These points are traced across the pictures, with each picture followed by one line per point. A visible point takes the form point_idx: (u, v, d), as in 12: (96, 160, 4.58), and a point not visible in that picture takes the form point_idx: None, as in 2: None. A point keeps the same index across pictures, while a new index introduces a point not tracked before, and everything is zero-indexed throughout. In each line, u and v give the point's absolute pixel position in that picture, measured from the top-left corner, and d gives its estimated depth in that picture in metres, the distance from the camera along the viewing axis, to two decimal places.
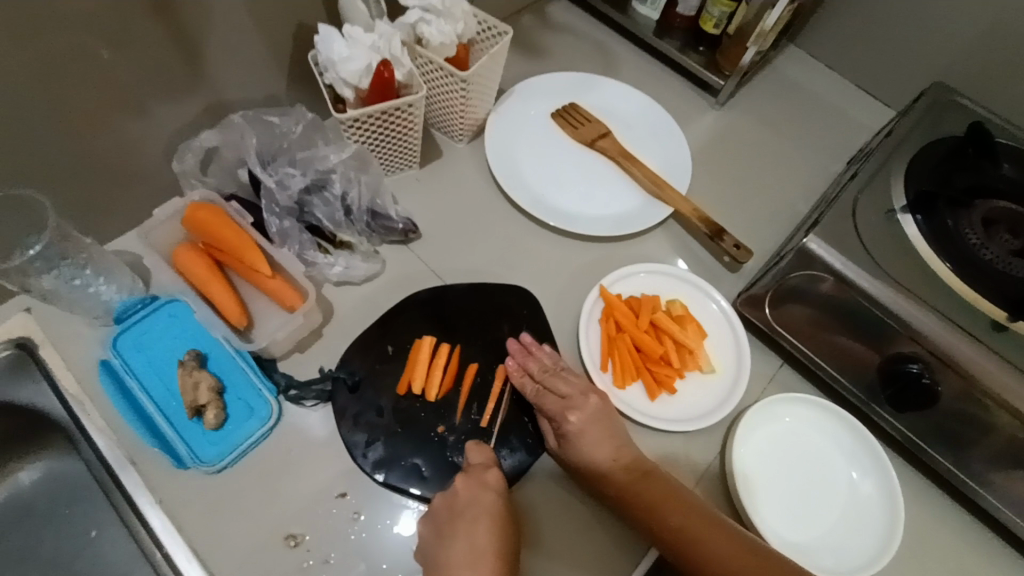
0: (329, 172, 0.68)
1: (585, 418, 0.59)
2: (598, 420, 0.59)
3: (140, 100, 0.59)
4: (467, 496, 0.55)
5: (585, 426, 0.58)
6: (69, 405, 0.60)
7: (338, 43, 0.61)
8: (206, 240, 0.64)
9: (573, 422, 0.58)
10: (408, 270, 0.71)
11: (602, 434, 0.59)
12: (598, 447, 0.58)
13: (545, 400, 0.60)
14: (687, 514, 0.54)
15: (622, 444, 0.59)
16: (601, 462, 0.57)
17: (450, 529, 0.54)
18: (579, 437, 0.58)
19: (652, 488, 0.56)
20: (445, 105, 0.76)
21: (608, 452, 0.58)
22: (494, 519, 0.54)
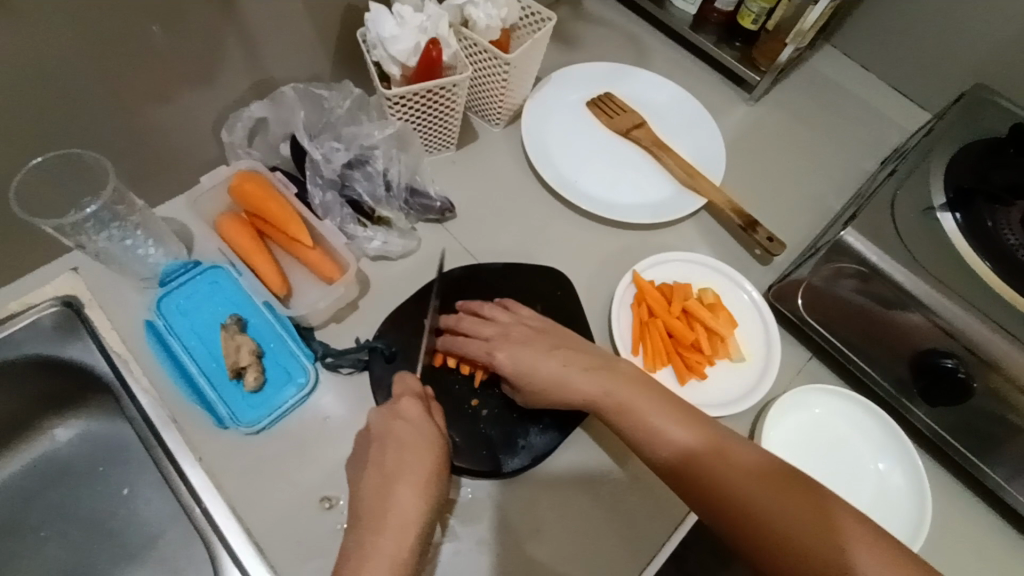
0: (372, 148, 0.69)
1: (512, 348, 0.60)
2: (533, 353, 0.60)
3: (195, 70, 0.61)
4: (378, 428, 0.54)
5: (516, 356, 0.59)
6: (115, 363, 0.61)
7: (388, 21, 0.63)
8: (250, 208, 0.65)
9: (499, 356, 0.59)
10: (443, 249, 0.72)
11: (548, 354, 0.60)
12: (559, 368, 0.59)
13: (470, 346, 0.61)
14: (754, 481, 0.51)
15: (580, 362, 0.59)
16: (558, 380, 0.58)
17: (372, 460, 0.53)
18: (518, 370, 0.59)
19: (716, 454, 0.53)
20: (486, 88, 0.77)
21: (578, 369, 0.59)
22: (417, 447, 0.53)
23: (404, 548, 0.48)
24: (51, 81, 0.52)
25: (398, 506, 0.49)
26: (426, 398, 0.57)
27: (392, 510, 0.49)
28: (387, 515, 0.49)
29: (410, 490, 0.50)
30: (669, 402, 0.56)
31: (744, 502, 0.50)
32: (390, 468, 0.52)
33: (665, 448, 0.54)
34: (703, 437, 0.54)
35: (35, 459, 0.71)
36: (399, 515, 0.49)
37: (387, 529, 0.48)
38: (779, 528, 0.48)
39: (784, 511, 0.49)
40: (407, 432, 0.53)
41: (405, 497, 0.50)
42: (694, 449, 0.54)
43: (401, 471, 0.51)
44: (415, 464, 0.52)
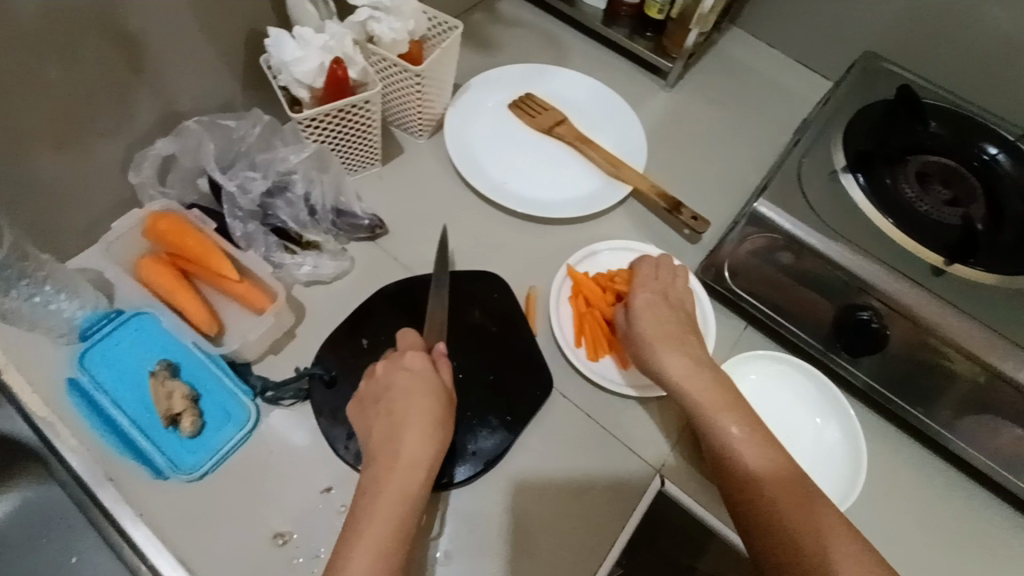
0: (289, 173, 0.68)
1: (653, 298, 0.66)
2: (660, 308, 0.66)
3: (93, 113, 0.58)
4: (385, 378, 0.57)
5: (649, 302, 0.66)
6: (38, 426, 0.58)
7: (289, 44, 0.62)
8: (169, 249, 0.64)
9: (643, 294, 0.67)
10: (378, 266, 0.72)
11: (660, 315, 0.65)
12: (658, 336, 0.64)
13: (643, 280, 0.68)
14: (781, 483, 0.54)
15: (680, 329, 0.65)
16: (655, 334, 0.64)
17: (379, 409, 0.56)
18: (641, 313, 0.65)
19: (764, 454, 0.56)
20: (402, 101, 0.77)
21: (671, 344, 0.63)
22: (419, 394, 0.55)
23: (412, 485, 0.51)
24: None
25: (405, 451, 0.52)
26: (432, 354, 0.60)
27: (402, 453, 0.52)
28: (395, 462, 0.52)
29: (417, 434, 0.53)
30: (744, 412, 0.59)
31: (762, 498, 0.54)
32: (399, 413, 0.54)
33: (716, 440, 0.58)
34: (750, 434, 0.58)
35: None
36: (409, 455, 0.52)
37: (398, 469, 0.52)
38: (785, 522, 0.52)
39: (793, 512, 0.52)
40: (411, 381, 0.56)
41: (411, 441, 0.53)
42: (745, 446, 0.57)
43: (410, 416, 0.54)
44: (421, 412, 0.54)
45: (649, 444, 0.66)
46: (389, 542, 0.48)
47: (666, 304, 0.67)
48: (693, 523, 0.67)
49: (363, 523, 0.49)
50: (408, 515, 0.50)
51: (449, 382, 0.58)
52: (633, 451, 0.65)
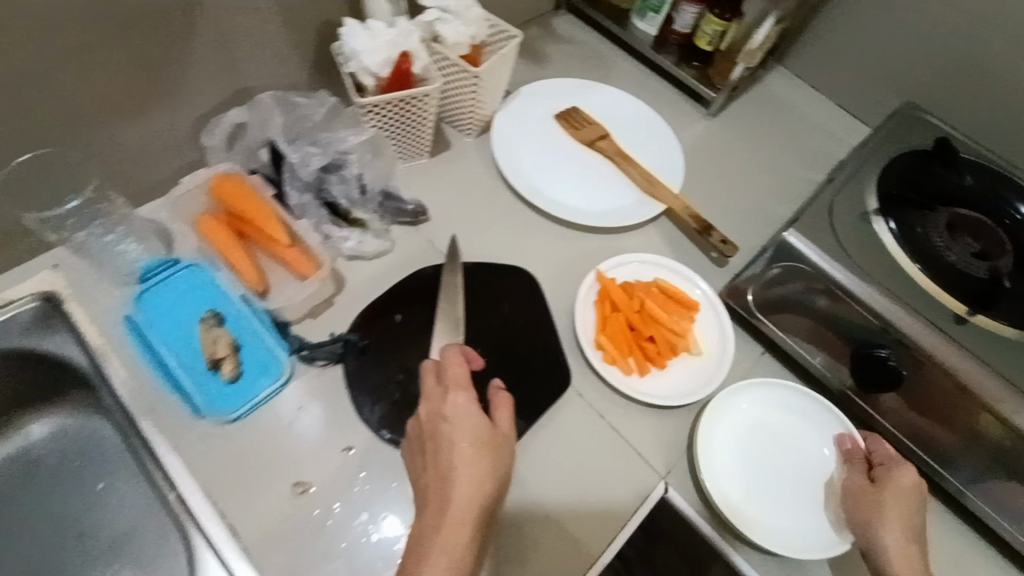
0: (347, 153, 0.73)
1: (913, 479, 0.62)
2: (916, 492, 0.61)
3: (177, 75, 0.63)
4: (428, 422, 0.55)
5: (912, 484, 0.61)
6: (94, 355, 0.63)
7: (361, 35, 0.67)
8: (229, 209, 0.68)
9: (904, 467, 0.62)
10: (416, 250, 0.75)
11: (908, 498, 0.61)
12: (906, 514, 0.60)
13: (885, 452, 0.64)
14: None
15: (911, 513, 0.60)
16: (893, 508, 0.60)
17: (429, 457, 0.54)
18: (895, 485, 0.61)
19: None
20: (458, 99, 0.81)
21: (901, 527, 0.59)
22: (471, 442, 0.53)
23: (461, 541, 0.50)
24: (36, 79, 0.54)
25: (456, 503, 0.51)
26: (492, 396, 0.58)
27: (459, 503, 0.51)
28: (449, 515, 0.51)
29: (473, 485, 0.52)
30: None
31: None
32: (457, 465, 0.52)
33: None
34: None
35: (10, 456, 0.70)
36: (461, 509, 0.51)
37: (449, 524, 0.50)
38: None
39: None
40: (462, 429, 0.54)
41: (461, 493, 0.51)
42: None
43: (458, 467, 0.52)
44: (479, 463, 0.53)
45: (657, 452, 0.67)
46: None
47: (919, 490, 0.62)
48: (696, 540, 0.67)
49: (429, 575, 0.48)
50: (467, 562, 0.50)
51: (503, 427, 0.57)
52: (641, 456, 0.67)
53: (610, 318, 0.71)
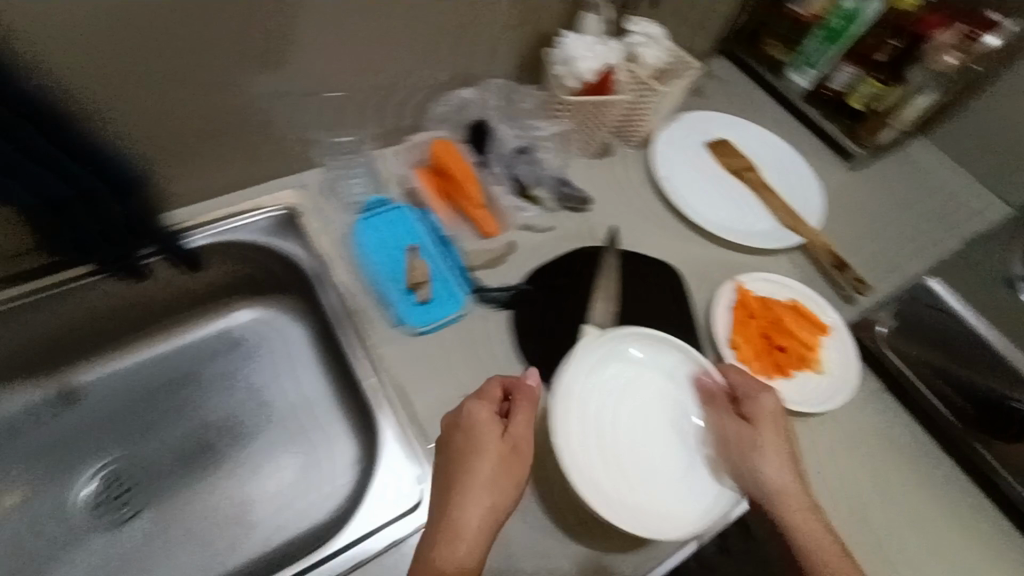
0: (539, 140, 0.85)
1: (773, 404, 0.64)
2: (775, 421, 0.64)
3: (433, 53, 0.78)
4: (446, 437, 0.58)
5: (769, 412, 0.64)
6: (320, 261, 0.78)
7: (580, 46, 0.79)
8: (440, 166, 0.82)
9: (765, 398, 0.65)
10: (576, 231, 0.86)
11: (782, 430, 0.63)
12: (774, 443, 0.62)
13: (745, 382, 0.66)
14: None
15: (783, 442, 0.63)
16: (769, 438, 0.62)
17: (445, 474, 0.57)
18: (759, 414, 0.64)
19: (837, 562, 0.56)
20: (631, 114, 0.90)
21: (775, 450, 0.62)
22: (483, 456, 0.55)
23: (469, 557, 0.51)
24: (341, 41, 0.70)
25: (465, 520, 0.53)
26: (511, 387, 0.60)
27: (468, 515, 0.53)
28: (456, 531, 0.52)
29: (479, 500, 0.54)
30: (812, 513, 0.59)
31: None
32: (470, 476, 0.55)
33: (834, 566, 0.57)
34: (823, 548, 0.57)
35: (218, 332, 0.88)
36: (467, 526, 0.52)
37: (454, 544, 0.52)
38: None
39: None
40: (475, 442, 0.56)
41: (467, 509, 0.53)
42: (805, 539, 0.58)
43: (466, 487, 0.54)
44: (495, 471, 0.55)
45: None
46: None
47: (775, 413, 0.64)
48: None
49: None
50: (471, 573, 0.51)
51: (524, 425, 0.58)
52: None
53: (746, 324, 0.78)
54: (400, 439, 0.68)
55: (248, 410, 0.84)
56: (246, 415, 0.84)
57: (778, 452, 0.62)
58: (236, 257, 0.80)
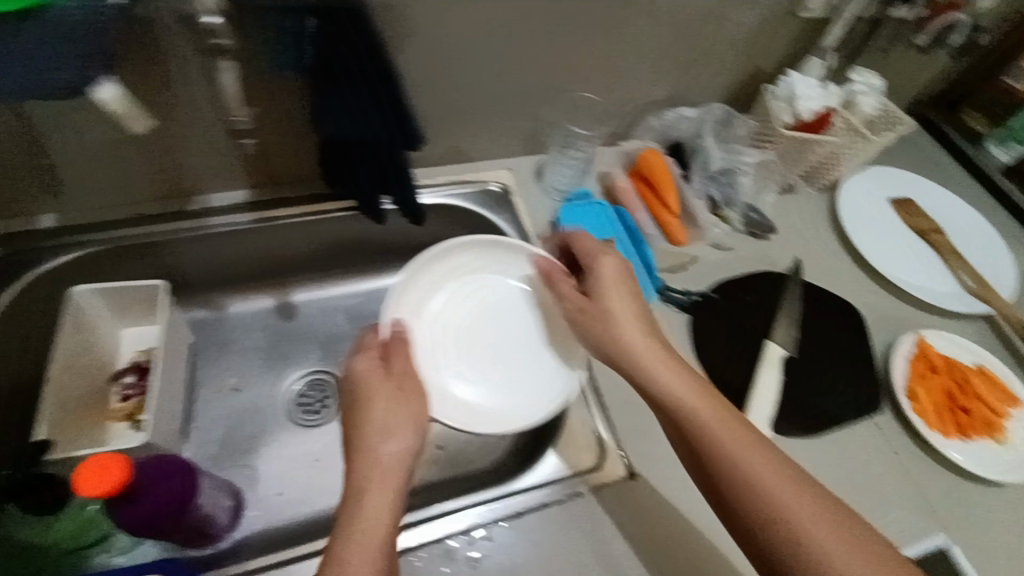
0: (743, 164, 0.88)
1: (614, 266, 0.65)
2: (624, 284, 0.64)
3: (666, 70, 0.85)
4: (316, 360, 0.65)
5: (614, 277, 0.64)
6: (525, 236, 0.87)
7: (802, 85, 0.83)
8: (647, 174, 0.87)
9: (597, 258, 0.66)
10: (756, 256, 0.90)
11: (623, 289, 0.63)
12: (627, 307, 0.62)
13: (581, 245, 0.69)
14: (800, 500, 0.47)
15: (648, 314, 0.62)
16: (629, 310, 0.62)
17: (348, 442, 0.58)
18: (603, 276, 0.64)
19: (796, 497, 0.47)
20: (830, 160, 0.92)
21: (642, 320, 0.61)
22: (409, 430, 0.58)
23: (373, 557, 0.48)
24: (598, 47, 0.78)
25: (365, 511, 0.51)
26: (392, 346, 0.68)
27: (374, 485, 0.53)
28: (364, 506, 0.51)
29: (395, 446, 0.57)
30: (772, 445, 0.50)
31: (750, 525, 0.48)
32: (362, 426, 0.58)
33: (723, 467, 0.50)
34: (767, 468, 0.48)
35: None
36: (369, 514, 0.51)
37: (358, 532, 0.49)
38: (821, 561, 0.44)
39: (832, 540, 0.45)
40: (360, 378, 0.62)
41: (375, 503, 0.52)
42: (742, 467, 0.49)
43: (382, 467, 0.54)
44: (384, 417, 0.58)
45: (943, 505, 0.72)
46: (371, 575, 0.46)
47: (625, 277, 0.65)
48: None
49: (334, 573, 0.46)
50: (379, 557, 0.48)
51: (404, 371, 0.65)
52: (927, 502, 0.72)
53: (925, 377, 0.78)
54: (585, 404, 0.75)
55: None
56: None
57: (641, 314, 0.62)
58: (452, 219, 0.90)
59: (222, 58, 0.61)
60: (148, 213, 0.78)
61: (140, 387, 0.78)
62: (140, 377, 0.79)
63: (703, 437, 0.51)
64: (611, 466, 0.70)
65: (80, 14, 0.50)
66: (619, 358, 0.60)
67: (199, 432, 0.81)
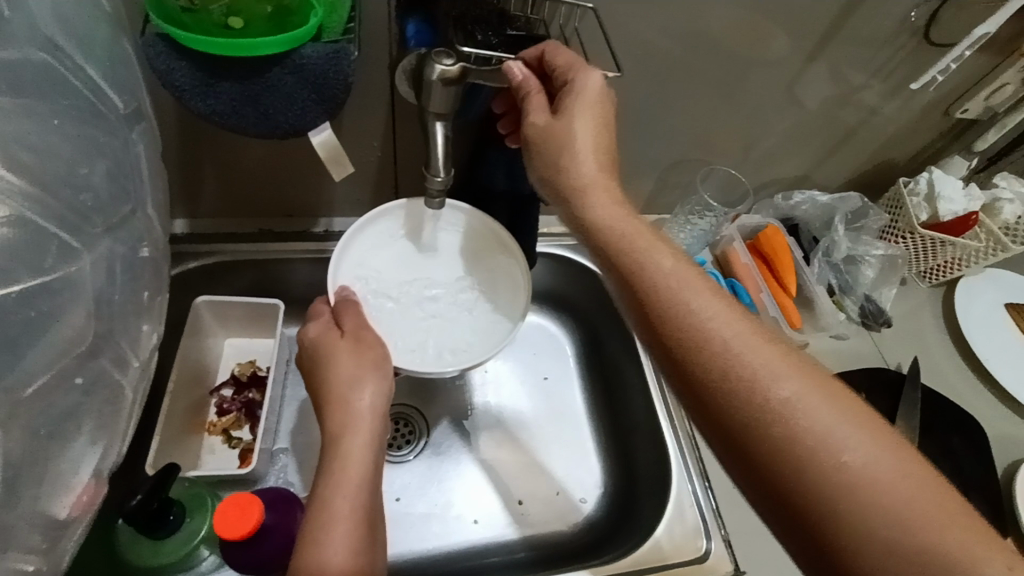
0: (869, 256, 0.87)
1: (590, 91, 0.53)
2: (596, 111, 0.53)
3: (799, 151, 0.84)
4: (312, 343, 0.59)
5: (582, 97, 0.53)
6: None
7: (949, 186, 0.82)
8: (765, 252, 0.85)
9: (572, 79, 0.53)
10: (869, 350, 0.87)
11: (591, 114, 0.53)
12: (583, 130, 0.52)
13: (557, 57, 0.54)
14: (828, 418, 0.39)
15: (603, 138, 0.53)
16: (584, 151, 0.52)
17: (331, 450, 0.54)
18: (571, 100, 0.53)
19: (902, 471, 0.37)
20: (955, 261, 0.89)
21: (591, 146, 0.53)
22: (326, 369, 0.58)
23: (342, 562, 0.47)
24: (740, 121, 0.78)
25: (332, 527, 0.49)
26: (340, 306, 0.61)
27: (347, 437, 0.54)
28: (345, 459, 0.53)
29: (369, 397, 0.56)
30: (850, 394, 0.41)
31: (834, 512, 0.37)
32: (330, 380, 0.57)
33: (723, 365, 0.42)
34: (794, 384, 0.40)
35: None
36: (338, 514, 0.50)
37: (324, 531, 0.48)
38: (866, 506, 0.36)
39: (927, 518, 0.35)
40: (315, 336, 0.60)
41: (339, 508, 0.50)
42: (818, 427, 0.38)
43: (337, 447, 0.53)
44: (353, 369, 0.57)
45: None
46: (349, 524, 0.49)
47: (604, 100, 0.53)
48: None
49: (318, 531, 0.48)
50: (360, 507, 0.51)
51: (358, 326, 0.60)
52: None
53: None
54: (692, 486, 0.71)
55: (508, 398, 0.86)
56: (510, 403, 0.86)
57: (602, 161, 0.53)
58: (559, 271, 0.90)
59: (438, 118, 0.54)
60: (273, 228, 0.80)
61: (239, 403, 0.76)
62: (238, 391, 0.77)
63: (774, 396, 0.40)
64: (718, 560, 0.66)
65: (321, 63, 0.51)
66: (606, 240, 0.50)
67: (285, 456, 0.76)
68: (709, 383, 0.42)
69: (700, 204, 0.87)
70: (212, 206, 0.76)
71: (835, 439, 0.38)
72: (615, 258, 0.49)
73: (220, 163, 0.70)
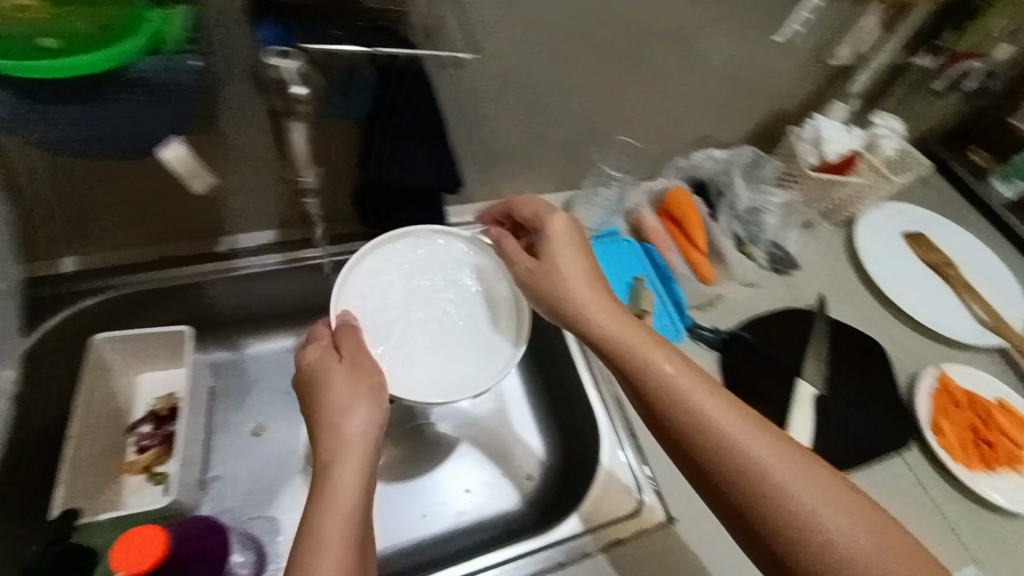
0: (768, 204, 0.91)
1: (561, 225, 0.64)
2: (570, 236, 0.64)
3: (688, 113, 0.86)
4: (309, 371, 0.58)
5: (559, 231, 0.64)
6: None
7: (831, 129, 0.86)
8: (674, 213, 0.88)
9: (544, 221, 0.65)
10: (779, 293, 0.91)
11: (565, 241, 0.63)
12: (561, 244, 0.63)
13: (528, 204, 0.68)
14: (769, 452, 0.48)
15: (583, 253, 0.63)
16: (566, 265, 0.62)
17: (321, 475, 0.51)
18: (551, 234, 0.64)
19: (841, 507, 0.46)
20: (852, 199, 0.94)
21: (571, 251, 0.62)
22: (324, 393, 0.56)
23: None
24: (621, 92, 0.78)
25: (320, 557, 0.45)
26: (339, 331, 0.62)
27: (339, 464, 0.51)
28: (337, 486, 0.49)
29: (362, 420, 0.54)
30: (785, 437, 0.50)
31: (783, 540, 0.46)
32: (322, 405, 0.55)
33: (685, 413, 0.51)
34: (738, 424, 0.50)
35: None
36: (330, 543, 0.46)
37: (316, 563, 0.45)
38: (812, 536, 0.45)
39: (856, 540, 0.44)
40: (313, 362, 0.58)
41: (331, 537, 0.46)
42: (766, 469, 0.47)
43: (331, 471, 0.50)
44: (349, 395, 0.55)
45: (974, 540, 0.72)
46: (343, 550, 0.46)
47: (576, 234, 0.64)
48: None
49: (312, 555, 0.45)
50: (354, 533, 0.48)
51: (355, 352, 0.60)
52: (959, 538, 0.72)
53: (947, 412, 0.79)
54: (620, 447, 0.74)
55: None
56: None
57: (587, 268, 0.62)
58: None
59: (296, 119, 0.61)
60: (172, 253, 0.77)
61: (160, 437, 0.74)
62: (159, 426, 0.75)
63: (729, 441, 0.49)
64: (650, 511, 0.69)
65: (160, 75, 0.53)
66: (574, 316, 0.60)
67: (218, 483, 0.74)
68: (674, 424, 0.52)
69: (603, 175, 0.90)
70: (98, 239, 0.72)
71: (778, 476, 0.47)
72: (574, 322, 0.60)
73: (95, 193, 0.66)
